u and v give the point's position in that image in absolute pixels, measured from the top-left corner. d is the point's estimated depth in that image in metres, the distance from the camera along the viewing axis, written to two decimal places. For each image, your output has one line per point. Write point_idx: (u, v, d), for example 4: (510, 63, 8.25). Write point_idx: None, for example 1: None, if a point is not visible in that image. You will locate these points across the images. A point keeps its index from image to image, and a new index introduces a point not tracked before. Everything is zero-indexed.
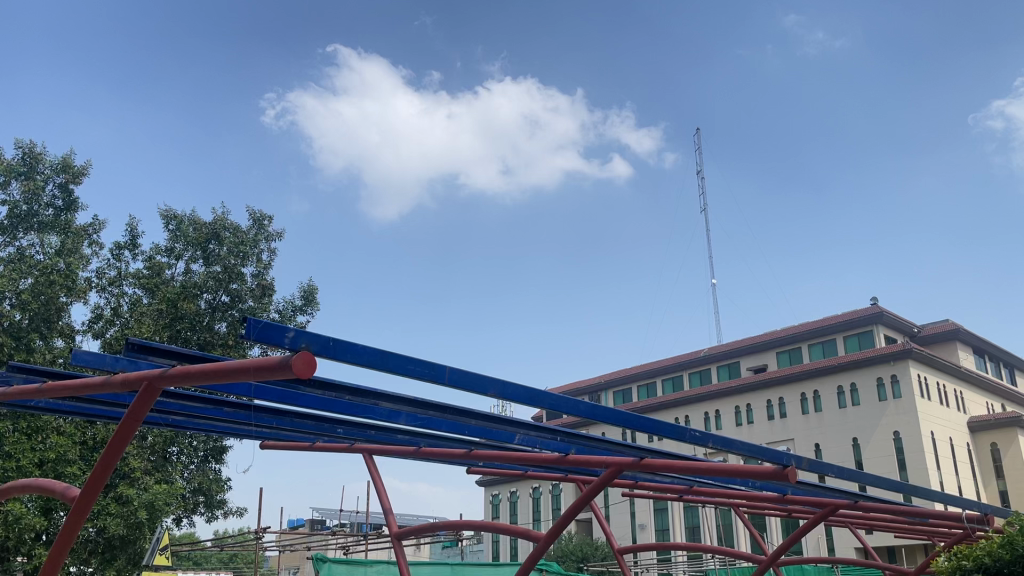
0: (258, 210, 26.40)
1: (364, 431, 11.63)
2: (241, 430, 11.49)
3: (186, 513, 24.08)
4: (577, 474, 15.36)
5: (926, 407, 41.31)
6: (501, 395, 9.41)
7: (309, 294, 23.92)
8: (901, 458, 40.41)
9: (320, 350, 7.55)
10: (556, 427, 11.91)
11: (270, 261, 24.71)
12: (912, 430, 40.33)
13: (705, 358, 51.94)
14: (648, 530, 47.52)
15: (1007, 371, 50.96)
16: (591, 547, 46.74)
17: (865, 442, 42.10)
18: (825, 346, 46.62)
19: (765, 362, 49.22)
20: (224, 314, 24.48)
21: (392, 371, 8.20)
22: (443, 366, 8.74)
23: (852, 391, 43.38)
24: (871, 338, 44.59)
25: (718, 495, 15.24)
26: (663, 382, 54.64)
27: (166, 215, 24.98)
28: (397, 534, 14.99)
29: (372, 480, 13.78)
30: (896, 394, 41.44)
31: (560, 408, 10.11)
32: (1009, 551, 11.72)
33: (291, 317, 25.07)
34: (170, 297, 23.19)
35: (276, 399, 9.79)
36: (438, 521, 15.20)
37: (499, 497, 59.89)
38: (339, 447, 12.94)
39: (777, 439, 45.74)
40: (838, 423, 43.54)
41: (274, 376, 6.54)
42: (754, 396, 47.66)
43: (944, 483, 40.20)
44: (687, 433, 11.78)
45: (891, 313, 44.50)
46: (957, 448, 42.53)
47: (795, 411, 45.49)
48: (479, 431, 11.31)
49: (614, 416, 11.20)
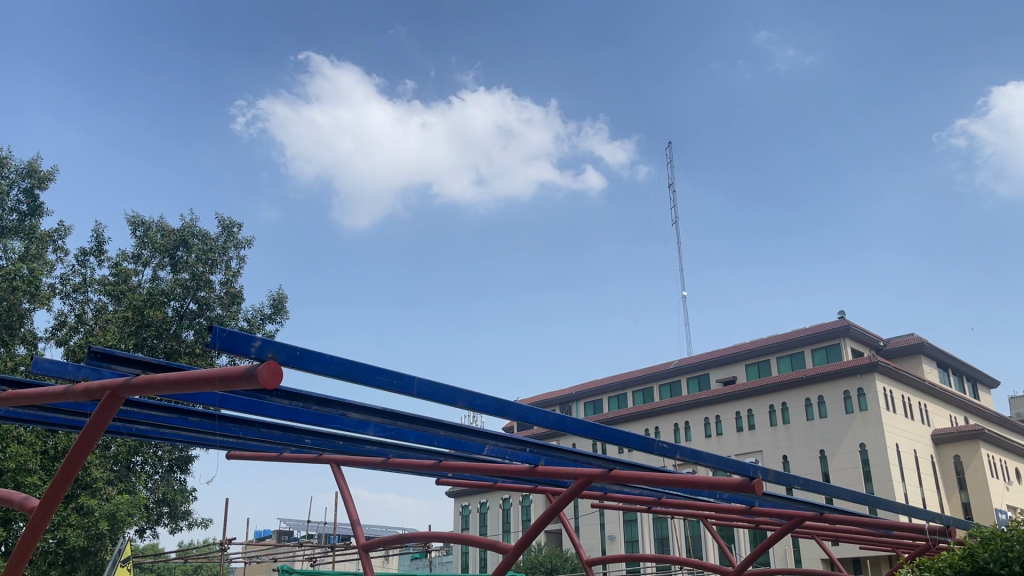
0: (228, 217, 26.13)
1: (332, 442, 11.54)
2: (206, 440, 11.34)
3: (149, 524, 23.69)
4: (546, 486, 15.35)
5: (892, 420, 41.85)
6: (470, 406, 9.43)
7: (279, 302, 23.71)
8: (866, 470, 40.89)
9: (286, 360, 7.59)
10: (525, 438, 11.90)
11: (239, 269, 24.45)
12: (878, 443, 40.83)
13: (676, 370, 52.24)
14: (618, 541, 47.55)
15: (970, 385, 51.74)
16: (561, 559, 46.65)
17: (832, 454, 42.50)
18: (793, 358, 47.12)
19: (734, 374, 49.59)
20: (191, 322, 24.11)
21: (359, 381, 8.23)
22: (412, 377, 8.77)
23: (820, 404, 43.82)
24: (839, 351, 45.14)
25: (686, 507, 15.28)
26: (633, 393, 54.82)
27: (133, 222, 24.64)
28: (364, 545, 14.82)
29: (340, 489, 13.67)
30: (862, 407, 41.96)
31: (529, 419, 10.12)
32: (969, 563, 11.86)
33: (260, 326, 24.75)
34: (137, 304, 22.91)
35: (241, 409, 9.69)
36: (407, 533, 15.06)
37: (469, 508, 59.60)
38: (307, 458, 12.82)
39: (746, 450, 46.02)
40: (805, 436, 43.96)
41: (240, 385, 6.46)
42: (723, 408, 47.95)
43: (908, 495, 40.74)
44: (656, 445, 11.81)
45: (857, 327, 45.13)
46: (921, 461, 43.10)
47: (763, 423, 45.84)
48: (448, 442, 11.29)
49: (584, 427, 11.20)
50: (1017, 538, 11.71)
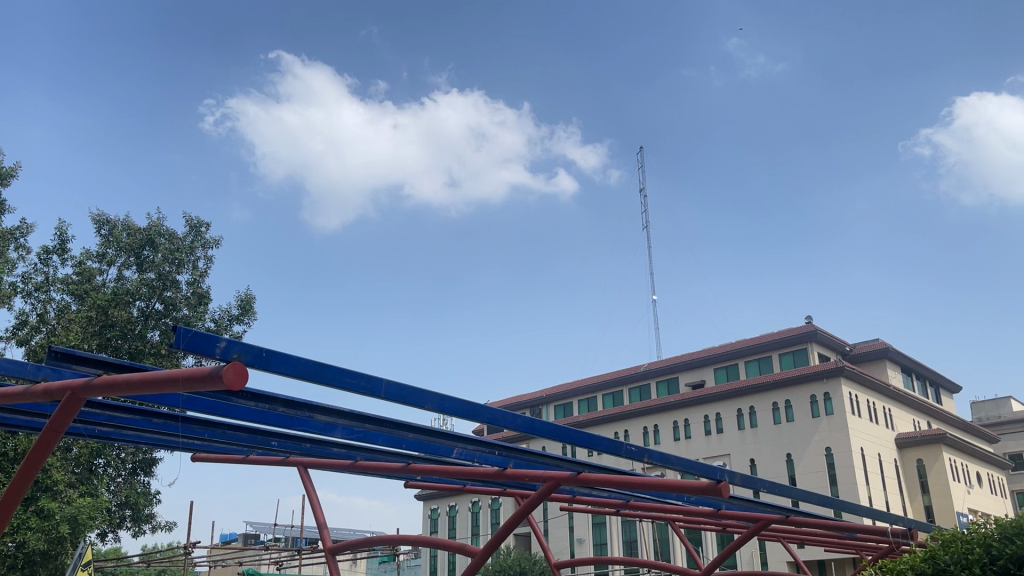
0: (196, 216, 25.83)
1: (299, 444, 11.44)
2: (170, 441, 11.17)
3: (111, 527, 23.32)
4: (515, 489, 15.34)
5: (857, 424, 42.41)
6: (438, 408, 9.40)
7: (246, 303, 23.47)
8: (832, 473, 41.37)
9: (252, 361, 7.52)
10: (494, 441, 11.90)
11: (206, 269, 24.15)
12: (844, 446, 41.34)
13: (645, 373, 52.49)
14: (587, 544, 47.65)
15: (933, 390, 52.62)
16: (530, 562, 46.62)
17: (799, 458, 42.95)
18: (761, 362, 47.60)
19: (703, 378, 49.95)
20: (157, 322, 23.76)
21: (326, 383, 8.18)
22: (381, 380, 8.73)
23: (787, 408, 44.28)
24: (806, 356, 45.69)
25: (654, 510, 15.33)
26: (603, 396, 55.00)
27: (98, 220, 24.26)
28: (331, 549, 14.70)
29: (307, 492, 13.56)
30: (829, 411, 42.46)
31: (497, 421, 10.09)
32: (930, 565, 12.06)
33: (227, 327, 24.48)
34: (101, 303, 22.57)
35: (205, 410, 9.58)
36: (375, 536, 14.95)
37: (438, 511, 59.40)
38: (274, 460, 12.70)
39: (714, 454, 46.35)
40: (772, 439, 44.38)
41: (205, 386, 6.38)
42: (692, 412, 48.23)
43: (872, 498, 41.29)
44: (623, 447, 11.84)
45: (824, 332, 45.72)
46: (884, 464, 43.70)
47: (732, 427, 46.21)
48: (416, 444, 11.25)
49: (553, 430, 11.20)
50: (976, 540, 11.91)
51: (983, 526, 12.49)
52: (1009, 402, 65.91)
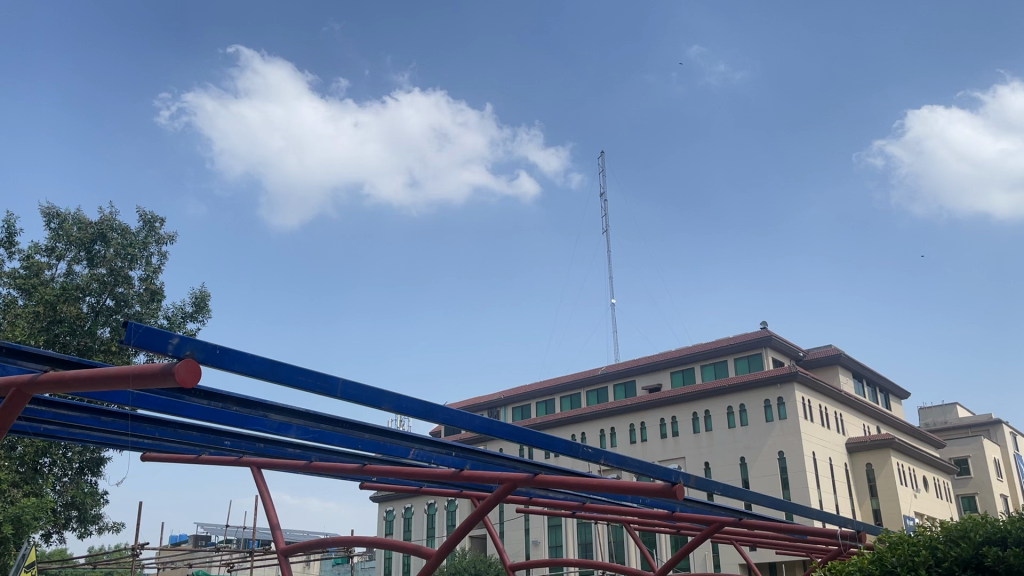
0: (149, 211, 25.34)
1: (252, 444, 11.32)
2: (118, 440, 10.93)
3: (56, 528, 22.77)
4: (471, 490, 15.29)
5: (809, 429, 43.15)
6: (394, 408, 9.33)
7: (201, 300, 23.09)
8: (784, 477, 42.04)
9: (205, 358, 7.42)
10: (451, 441, 11.88)
11: (159, 265, 23.69)
12: (796, 450, 42.03)
13: (603, 376, 52.78)
14: (542, 546, 47.75)
15: (882, 396, 53.80)
16: (485, 564, 46.49)
17: (752, 461, 43.55)
18: (717, 367, 48.16)
19: (660, 382, 50.38)
20: (107, 318, 23.25)
21: (281, 382, 8.09)
22: (337, 379, 8.66)
23: (741, 412, 44.89)
24: (760, 361, 46.42)
25: (610, 512, 15.40)
26: (561, 399, 55.17)
27: (47, 213, 23.67)
28: (284, 550, 14.49)
29: (260, 493, 13.41)
30: (782, 416, 43.14)
31: (454, 422, 10.07)
32: (877, 566, 12.31)
33: (181, 324, 24.05)
34: (49, 298, 22.05)
35: (156, 409, 9.41)
36: (328, 537, 14.79)
37: (393, 513, 59.06)
38: (226, 460, 12.51)
39: (669, 457, 46.77)
40: (727, 443, 44.94)
41: (156, 384, 6.27)
42: (647, 415, 48.59)
43: (823, 502, 42.01)
44: (580, 449, 11.88)
45: (779, 337, 46.50)
46: (835, 468, 44.50)
47: (687, 430, 46.65)
48: (373, 445, 11.19)
49: (510, 431, 11.18)
50: (922, 543, 12.17)
51: (930, 528, 12.79)
52: (955, 408, 67.67)
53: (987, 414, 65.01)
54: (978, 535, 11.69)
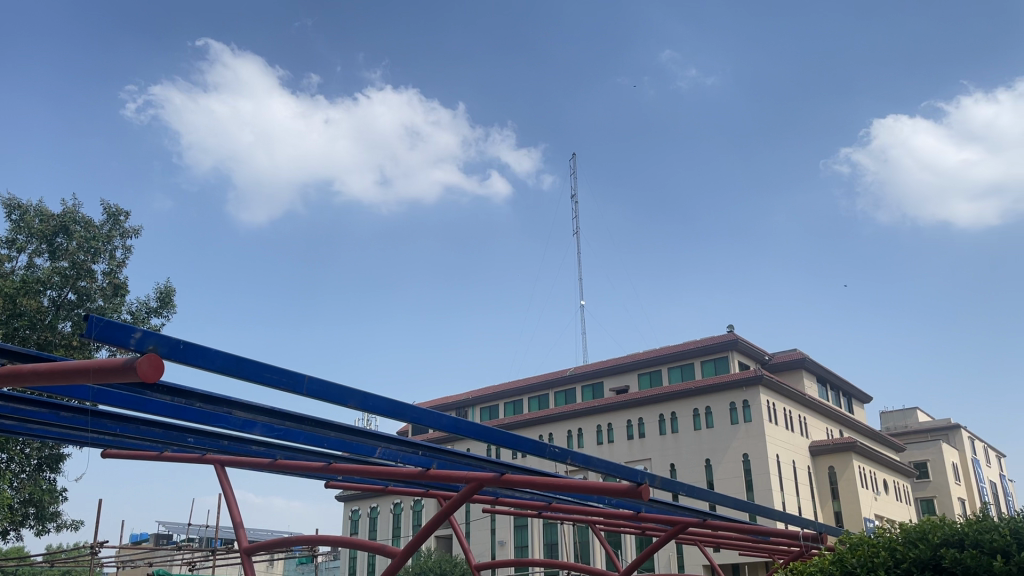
0: (114, 204, 24.94)
1: (216, 441, 11.23)
2: (79, 436, 10.76)
3: (13, 525, 22.33)
4: (437, 489, 15.26)
5: (773, 432, 43.66)
6: (361, 407, 9.28)
7: (166, 295, 22.77)
8: (748, 479, 42.52)
9: (168, 353, 7.32)
10: (417, 440, 11.87)
11: (123, 259, 23.32)
12: (760, 453, 42.52)
13: (571, 377, 52.94)
14: (508, 547, 47.75)
15: (846, 400, 54.62)
16: (450, 564, 46.36)
17: (717, 464, 43.97)
18: (684, 369, 48.54)
19: (627, 384, 50.63)
20: (69, 312, 22.86)
21: (245, 378, 8.02)
22: (303, 376, 8.59)
23: (707, 414, 45.28)
24: (726, 364, 46.90)
25: (576, 512, 15.44)
26: (529, 400, 55.25)
27: (8, 204, 23.22)
28: (247, 548, 14.33)
29: (223, 491, 13.27)
30: (747, 418, 43.60)
31: (422, 421, 10.04)
32: (838, 567, 12.54)
33: (144, 319, 23.69)
34: (8, 291, 21.60)
35: (117, 404, 9.29)
36: (292, 536, 14.66)
37: (359, 512, 58.72)
38: (189, 457, 12.38)
39: (636, 458, 47.02)
40: (692, 445, 45.29)
41: (118, 379, 6.21)
42: (614, 417, 48.82)
43: (786, 504, 42.53)
44: (547, 449, 11.89)
45: (745, 340, 47.00)
46: (798, 471, 45.06)
47: (653, 432, 46.90)
48: (339, 443, 11.14)
49: (477, 430, 11.17)
50: (881, 544, 12.37)
51: (889, 530, 12.99)
52: (916, 412, 68.98)
53: (947, 419, 66.24)
54: (936, 537, 11.89)
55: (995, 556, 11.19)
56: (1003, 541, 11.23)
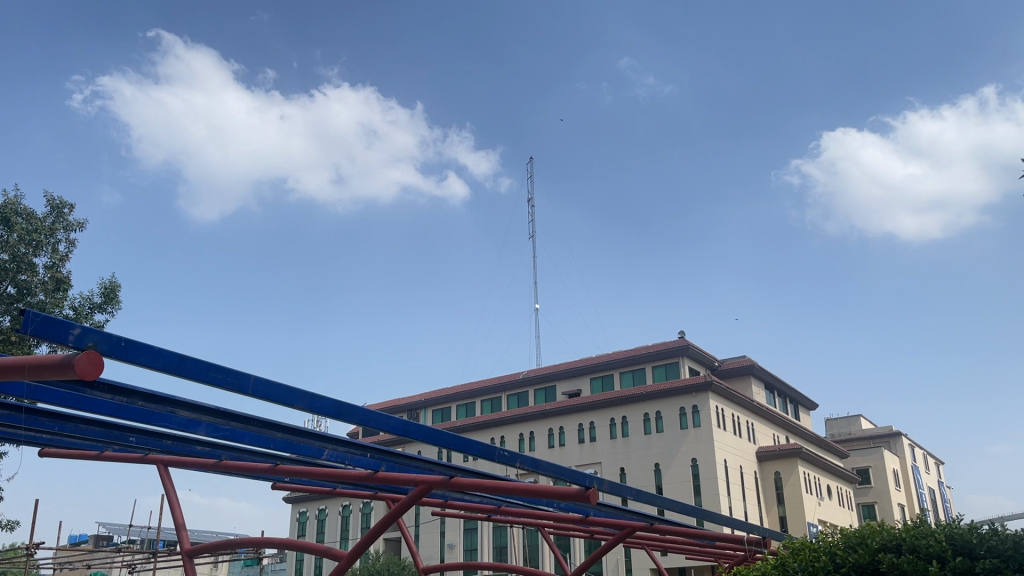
0: (57, 196, 24.29)
1: (159, 441, 11.03)
2: (14, 435, 10.44)
3: None
4: (386, 492, 15.14)
5: (721, 437, 44.25)
6: (308, 408, 9.16)
7: (110, 290, 22.24)
8: (696, 484, 43.04)
9: (108, 351, 7.14)
10: (366, 442, 11.81)
11: (66, 253, 22.73)
12: (708, 458, 43.06)
13: (524, 380, 53.00)
14: (457, 549, 47.63)
15: (792, 406, 55.59)
16: (399, 567, 46.04)
17: (666, 468, 44.42)
18: (635, 374, 48.96)
19: (579, 388, 50.88)
20: (8, 307, 22.21)
21: (189, 376, 7.87)
22: (248, 376, 8.45)
23: (657, 419, 45.68)
24: (677, 369, 47.44)
25: (525, 516, 15.42)
26: (481, 402, 55.16)
27: None
28: (190, 551, 14.04)
29: (165, 491, 13.00)
30: (696, 423, 44.09)
31: (370, 423, 9.95)
32: (780, 571, 12.76)
33: (87, 315, 23.09)
34: None
35: (55, 402, 9.05)
36: (237, 538, 14.40)
37: (306, 514, 58.07)
38: (130, 457, 12.10)
39: (586, 462, 47.21)
40: (642, 449, 45.66)
41: (55, 376, 6.05)
42: (566, 420, 48.97)
43: (733, 508, 43.15)
44: (497, 453, 11.86)
45: (696, 347, 47.57)
46: (745, 476, 45.70)
47: (604, 435, 47.16)
48: (285, 445, 11.00)
49: (426, 432, 11.09)
50: (823, 549, 12.57)
51: (831, 535, 13.24)
52: (859, 419, 70.50)
53: (889, 426, 67.77)
54: (874, 542, 12.13)
55: (932, 561, 11.45)
56: (939, 546, 11.50)
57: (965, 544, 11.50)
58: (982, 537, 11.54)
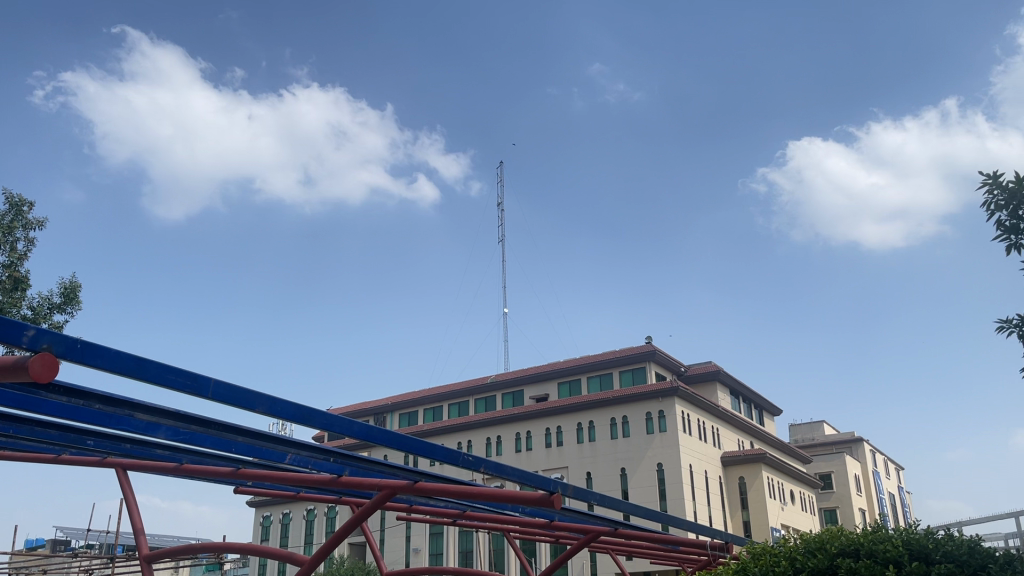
0: (16, 194, 23.81)
1: (118, 444, 10.85)
2: None
3: None
4: (350, 497, 15.03)
5: (687, 441, 44.58)
6: (269, 412, 9.04)
7: (71, 291, 21.83)
8: (662, 488, 43.31)
9: (64, 352, 6.98)
10: (329, 447, 11.73)
11: (24, 251, 22.27)
12: (674, 462, 43.36)
13: (491, 385, 52.93)
14: (422, 554, 47.39)
15: (757, 412, 56.14)
16: (363, 572, 45.69)
17: (632, 473, 44.62)
18: (602, 379, 49.17)
19: (547, 392, 50.92)
20: None
21: (148, 379, 7.74)
22: (208, 379, 8.33)
23: (623, 423, 45.86)
24: (644, 374, 47.72)
25: (490, 521, 15.35)
26: (448, 406, 54.99)
27: None
28: (150, 556, 13.79)
29: (124, 496, 12.80)
30: (662, 428, 44.37)
31: (333, 428, 9.85)
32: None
33: (46, 315, 22.63)
34: None
35: (9, 405, 8.86)
36: (197, 543, 14.18)
37: (270, 519, 57.41)
38: (88, 460, 11.89)
39: (553, 466, 47.26)
40: (609, 454, 45.82)
41: (8, 378, 5.94)
42: (533, 424, 48.94)
43: (697, 513, 43.47)
44: (461, 457, 11.79)
45: (662, 352, 47.90)
46: (710, 480, 46.05)
47: (571, 440, 47.26)
48: (247, 449, 10.89)
49: (389, 436, 11.00)
50: (783, 554, 12.69)
51: (791, 540, 13.38)
52: (823, 425, 71.51)
53: (851, 432, 68.72)
54: (833, 547, 12.27)
55: (889, 566, 11.61)
56: (896, 551, 11.67)
57: (920, 549, 11.70)
58: (937, 542, 11.75)
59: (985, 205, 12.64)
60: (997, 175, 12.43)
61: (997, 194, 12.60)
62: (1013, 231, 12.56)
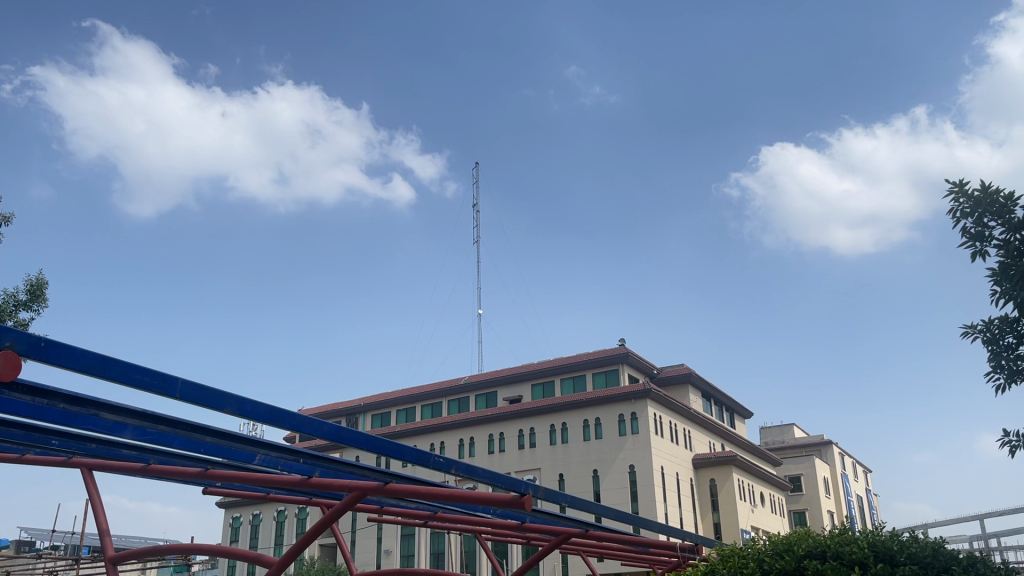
0: None
1: (83, 444, 10.69)
2: None
3: None
4: (321, 498, 14.93)
5: (659, 444, 44.82)
6: (238, 412, 8.96)
7: (37, 288, 21.49)
8: (634, 490, 43.51)
9: (27, 350, 6.93)
10: (299, 448, 11.64)
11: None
12: (645, 464, 43.57)
13: (465, 386, 52.86)
14: (393, 555, 47.23)
15: (728, 415, 56.56)
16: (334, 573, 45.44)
17: (604, 474, 44.76)
18: (576, 381, 49.31)
19: (520, 394, 50.95)
20: None
21: (113, 379, 7.64)
22: (176, 379, 8.23)
23: (596, 425, 45.96)
24: (617, 376, 47.92)
25: (461, 522, 15.28)
26: (421, 407, 54.81)
27: None
28: (115, 558, 13.58)
29: (90, 496, 12.62)
30: (634, 430, 44.56)
31: (303, 429, 9.78)
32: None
33: (11, 312, 22.24)
34: None
35: None
36: (163, 545, 13.99)
37: (240, 520, 56.88)
38: (53, 461, 11.73)
39: (525, 467, 47.30)
40: (581, 456, 45.92)
41: None
42: (506, 425, 48.93)
43: (669, 515, 43.71)
44: (432, 459, 11.76)
45: (635, 354, 48.17)
46: (681, 483, 46.33)
47: (544, 441, 47.30)
48: (216, 449, 10.79)
49: (360, 438, 10.93)
50: (751, 556, 12.78)
51: (758, 541, 13.48)
52: (793, 428, 72.13)
53: (821, 435, 69.40)
54: (800, 549, 12.37)
55: (854, 568, 11.73)
56: (861, 553, 11.80)
57: (885, 551, 11.86)
58: (902, 544, 11.92)
59: (952, 211, 12.82)
60: (962, 183, 12.66)
61: (963, 201, 12.81)
62: (978, 239, 12.78)
